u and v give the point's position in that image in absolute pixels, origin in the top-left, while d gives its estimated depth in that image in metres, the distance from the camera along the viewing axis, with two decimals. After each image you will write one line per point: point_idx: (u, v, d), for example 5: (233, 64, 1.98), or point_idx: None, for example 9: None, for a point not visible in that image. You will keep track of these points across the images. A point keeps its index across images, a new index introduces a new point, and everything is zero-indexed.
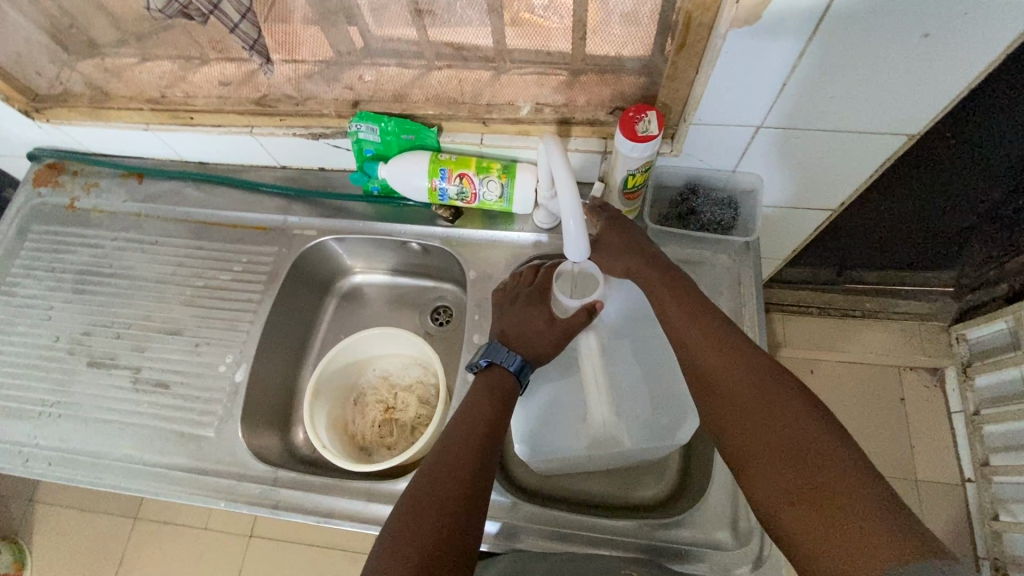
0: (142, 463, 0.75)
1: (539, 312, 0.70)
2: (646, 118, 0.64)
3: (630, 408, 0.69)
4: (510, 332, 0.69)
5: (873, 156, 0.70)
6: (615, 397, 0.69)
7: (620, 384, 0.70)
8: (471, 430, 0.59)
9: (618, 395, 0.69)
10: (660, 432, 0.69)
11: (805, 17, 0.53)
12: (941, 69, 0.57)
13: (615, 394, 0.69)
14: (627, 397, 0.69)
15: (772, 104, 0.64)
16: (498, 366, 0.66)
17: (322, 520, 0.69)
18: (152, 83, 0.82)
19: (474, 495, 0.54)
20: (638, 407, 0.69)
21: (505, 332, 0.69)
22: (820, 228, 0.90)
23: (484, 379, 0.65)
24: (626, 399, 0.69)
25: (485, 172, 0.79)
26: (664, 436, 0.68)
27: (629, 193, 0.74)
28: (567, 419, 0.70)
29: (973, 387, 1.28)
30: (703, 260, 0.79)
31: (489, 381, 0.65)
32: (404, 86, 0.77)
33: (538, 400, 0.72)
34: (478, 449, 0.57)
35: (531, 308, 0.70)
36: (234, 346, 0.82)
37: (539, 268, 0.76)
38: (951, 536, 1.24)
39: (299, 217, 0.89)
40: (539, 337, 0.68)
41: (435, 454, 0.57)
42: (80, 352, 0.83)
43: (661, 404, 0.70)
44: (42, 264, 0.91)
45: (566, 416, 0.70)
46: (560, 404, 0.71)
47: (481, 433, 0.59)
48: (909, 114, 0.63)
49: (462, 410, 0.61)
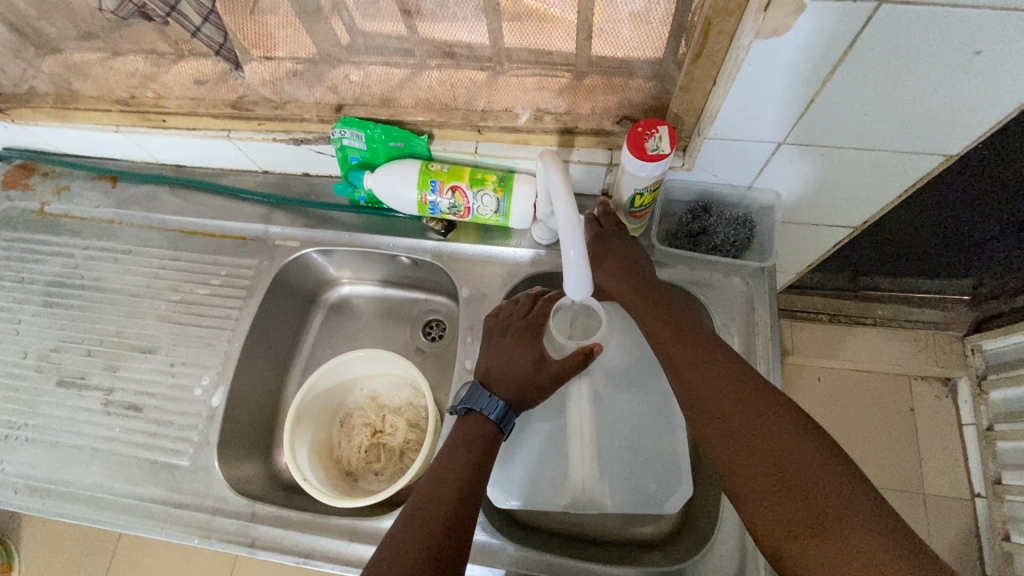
0: (113, 493, 0.70)
1: (526, 350, 0.63)
2: (657, 135, 0.58)
3: (617, 466, 0.65)
4: (494, 369, 0.63)
5: (902, 177, 0.65)
6: (602, 455, 0.65)
7: (609, 440, 0.66)
8: (456, 473, 0.54)
9: (605, 455, 0.65)
10: (648, 496, 0.64)
11: (841, 28, 0.46)
12: (988, 89, 0.51)
13: (601, 453, 0.65)
14: (615, 458, 0.65)
15: (796, 120, 0.58)
16: (475, 413, 0.60)
17: (302, 560, 0.65)
18: (120, 82, 0.76)
19: (452, 555, 0.48)
20: (625, 468, 0.65)
21: (489, 369, 0.63)
22: (840, 244, 0.84)
23: (464, 425, 0.60)
24: (615, 457, 0.65)
25: (479, 185, 0.73)
26: (651, 502, 0.64)
27: (636, 212, 0.68)
28: (551, 471, 0.66)
29: (987, 402, 1.23)
30: (714, 283, 0.74)
31: (465, 430, 0.59)
32: (393, 89, 0.71)
33: (527, 442, 0.67)
34: (464, 494, 0.53)
35: (518, 346, 0.63)
36: (211, 367, 0.77)
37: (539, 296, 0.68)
38: (960, 555, 1.20)
39: (281, 227, 0.84)
40: (525, 380, 0.62)
41: (418, 499, 0.52)
42: (49, 371, 0.78)
43: (654, 466, 0.65)
44: (10, 273, 0.85)
45: (552, 465, 0.66)
46: (547, 451, 0.67)
47: (467, 477, 0.54)
48: (948, 135, 0.57)
49: (447, 450, 0.57)
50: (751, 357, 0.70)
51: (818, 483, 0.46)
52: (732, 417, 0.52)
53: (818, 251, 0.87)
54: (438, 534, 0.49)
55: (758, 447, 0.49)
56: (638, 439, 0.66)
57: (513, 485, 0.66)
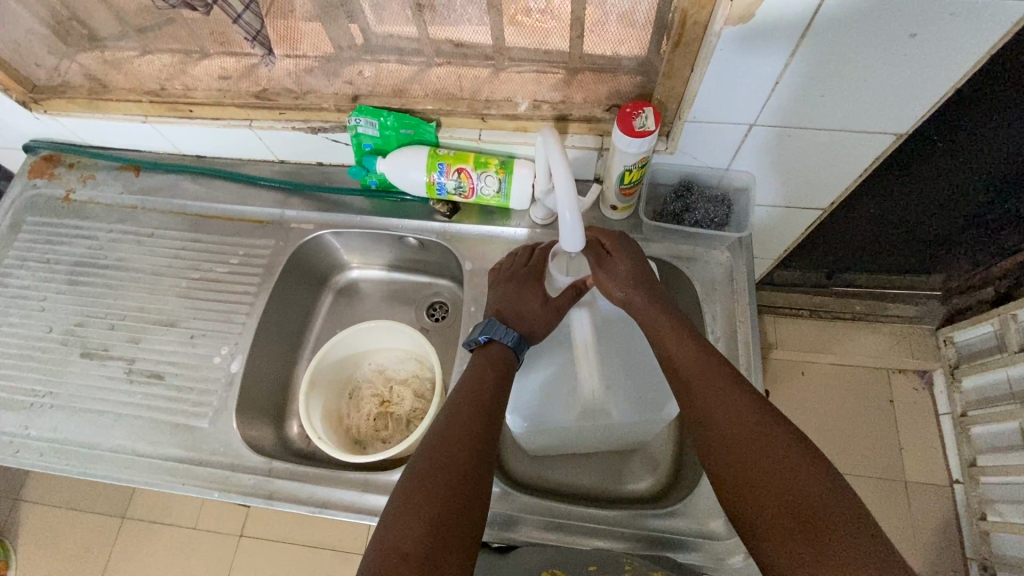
0: (136, 453, 0.75)
1: (533, 293, 0.70)
2: (643, 114, 0.66)
3: (620, 380, 0.67)
4: (506, 310, 0.70)
5: (861, 155, 0.74)
6: (608, 370, 0.67)
7: (611, 359, 0.68)
8: (478, 394, 0.60)
9: (609, 371, 0.67)
10: (649, 405, 0.68)
11: (798, 18, 0.55)
12: (928, 69, 0.60)
13: (606, 369, 0.67)
14: (618, 375, 0.67)
15: (764, 103, 0.66)
16: (496, 342, 0.66)
17: (317, 510, 0.69)
18: (152, 75, 0.82)
19: (477, 462, 0.55)
20: (628, 384, 0.68)
21: (502, 310, 0.70)
22: (813, 226, 0.93)
23: (480, 357, 0.66)
24: (618, 373, 0.68)
25: (483, 167, 0.80)
26: (653, 410, 0.68)
27: (625, 188, 0.75)
28: (560, 391, 0.68)
29: (960, 389, 1.27)
30: (697, 256, 0.82)
31: (486, 358, 0.65)
32: (404, 82, 0.78)
33: (535, 376, 0.69)
34: (485, 414, 0.59)
35: (525, 289, 0.70)
36: (229, 338, 0.82)
37: (536, 248, 0.76)
38: (940, 537, 1.24)
39: (296, 211, 0.90)
40: (533, 313, 0.68)
41: (445, 419, 0.58)
42: (74, 343, 0.83)
43: (652, 379, 0.69)
44: (36, 255, 0.90)
45: (561, 386, 0.68)
46: (555, 377, 0.68)
47: (487, 398, 0.60)
48: (896, 113, 0.66)
49: (466, 378, 0.63)
50: (732, 322, 0.77)
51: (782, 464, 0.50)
52: (718, 412, 0.55)
53: (793, 233, 0.96)
54: (461, 453, 0.55)
55: (754, 452, 0.51)
56: (636, 360, 0.70)
57: (526, 409, 0.68)
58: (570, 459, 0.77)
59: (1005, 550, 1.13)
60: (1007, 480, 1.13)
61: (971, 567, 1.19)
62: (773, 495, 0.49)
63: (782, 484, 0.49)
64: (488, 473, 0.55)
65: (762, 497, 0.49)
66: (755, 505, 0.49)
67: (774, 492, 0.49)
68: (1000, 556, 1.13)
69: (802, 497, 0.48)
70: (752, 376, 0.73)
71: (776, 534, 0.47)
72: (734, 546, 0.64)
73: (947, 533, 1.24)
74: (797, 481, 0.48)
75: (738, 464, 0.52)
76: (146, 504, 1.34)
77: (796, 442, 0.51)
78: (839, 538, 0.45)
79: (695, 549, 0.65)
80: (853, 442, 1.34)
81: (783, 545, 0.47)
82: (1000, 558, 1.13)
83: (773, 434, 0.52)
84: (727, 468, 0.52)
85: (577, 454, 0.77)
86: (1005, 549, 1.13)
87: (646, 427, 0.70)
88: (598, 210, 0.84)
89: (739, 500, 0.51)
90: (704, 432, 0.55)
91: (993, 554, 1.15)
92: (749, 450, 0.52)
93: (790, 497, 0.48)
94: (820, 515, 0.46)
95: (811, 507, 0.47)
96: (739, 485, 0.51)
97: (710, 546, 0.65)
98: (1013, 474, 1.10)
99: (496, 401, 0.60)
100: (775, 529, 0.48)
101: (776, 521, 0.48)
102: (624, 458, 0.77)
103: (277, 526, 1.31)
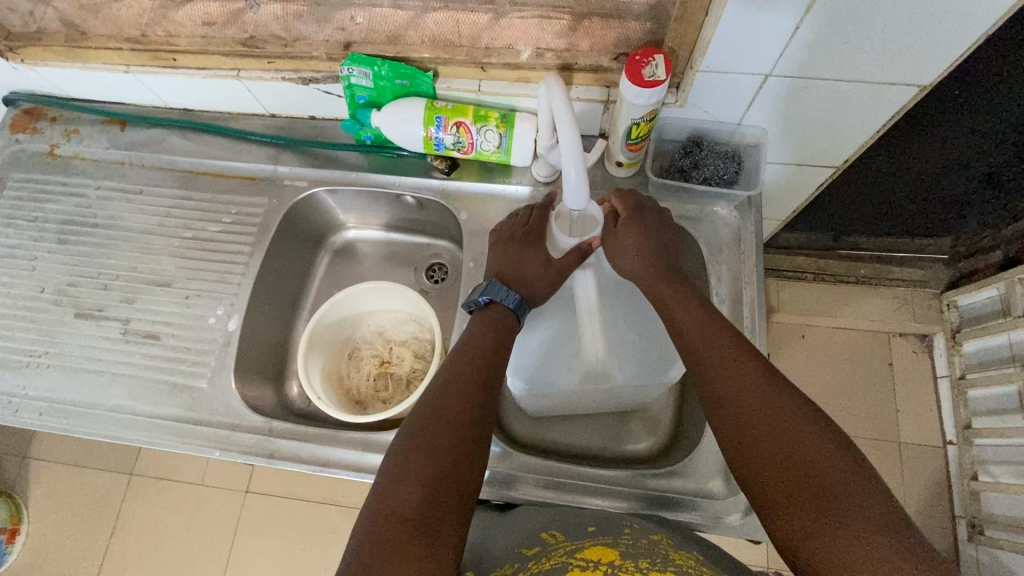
0: (134, 413, 0.75)
1: (535, 253, 0.68)
2: (653, 62, 0.62)
3: (624, 344, 0.66)
4: (508, 272, 0.68)
5: (880, 110, 0.70)
6: (611, 334, 0.66)
7: (615, 323, 0.67)
8: (477, 355, 0.59)
9: (613, 335, 0.66)
10: (652, 369, 0.68)
11: None
12: (954, 17, 0.56)
13: (610, 333, 0.66)
14: (622, 338, 0.66)
15: (781, 53, 0.62)
16: (496, 305, 0.64)
17: (318, 469, 0.70)
18: (131, 20, 0.76)
19: (475, 426, 0.54)
20: (632, 347, 0.67)
21: (503, 273, 0.68)
22: (822, 187, 0.91)
23: (480, 318, 0.64)
24: (622, 336, 0.67)
25: (483, 121, 0.76)
26: (655, 373, 0.68)
27: (632, 144, 0.72)
28: (562, 353, 0.67)
29: (960, 352, 1.24)
30: (704, 217, 0.80)
31: (486, 320, 0.63)
32: (400, 27, 0.72)
33: (538, 338, 0.69)
34: (484, 375, 0.58)
35: (527, 249, 0.69)
36: (225, 298, 0.80)
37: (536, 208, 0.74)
38: (930, 496, 1.24)
39: (289, 167, 0.87)
40: (535, 275, 0.66)
41: (445, 378, 0.58)
42: (67, 303, 0.82)
43: (656, 342, 0.68)
44: (23, 213, 0.88)
45: (563, 350, 0.67)
46: (559, 341, 0.67)
47: (487, 357, 0.59)
48: (918, 67, 0.63)
49: (467, 336, 0.62)
50: (738, 283, 0.76)
51: (793, 430, 0.49)
52: (730, 377, 0.54)
53: (804, 192, 0.93)
54: (458, 418, 0.54)
55: (762, 416, 0.51)
56: (642, 323, 0.68)
57: (528, 370, 0.68)
58: (570, 420, 0.77)
59: (993, 508, 1.13)
60: (1002, 442, 1.12)
61: (960, 524, 1.20)
62: (784, 462, 0.48)
63: (791, 449, 0.48)
64: (486, 434, 0.55)
65: (770, 462, 0.49)
66: (767, 472, 0.49)
67: (783, 460, 0.48)
68: (988, 514, 1.14)
69: (814, 467, 0.47)
70: (756, 337, 0.72)
71: (781, 498, 0.47)
72: (731, 506, 0.65)
73: (938, 493, 1.24)
74: (809, 449, 0.48)
75: (747, 428, 0.51)
76: (154, 460, 1.36)
77: (811, 415, 0.50)
78: (846, 501, 0.45)
79: (693, 509, 0.65)
80: (855, 403, 1.30)
81: (790, 509, 0.46)
82: (988, 516, 1.14)
83: (785, 404, 0.51)
84: (738, 435, 0.51)
85: (577, 416, 0.77)
86: (994, 507, 1.13)
87: (648, 390, 0.69)
88: (602, 167, 0.81)
89: (747, 464, 0.50)
90: (713, 394, 0.54)
91: (982, 512, 1.15)
92: (760, 415, 0.51)
93: (801, 465, 0.47)
94: (833, 490, 0.46)
95: (822, 479, 0.46)
96: (744, 447, 0.51)
97: (708, 505, 0.65)
98: (1009, 436, 1.09)
99: (496, 360, 0.60)
100: (783, 495, 0.47)
101: (785, 489, 0.47)
102: (624, 419, 0.77)
103: (282, 482, 1.33)
